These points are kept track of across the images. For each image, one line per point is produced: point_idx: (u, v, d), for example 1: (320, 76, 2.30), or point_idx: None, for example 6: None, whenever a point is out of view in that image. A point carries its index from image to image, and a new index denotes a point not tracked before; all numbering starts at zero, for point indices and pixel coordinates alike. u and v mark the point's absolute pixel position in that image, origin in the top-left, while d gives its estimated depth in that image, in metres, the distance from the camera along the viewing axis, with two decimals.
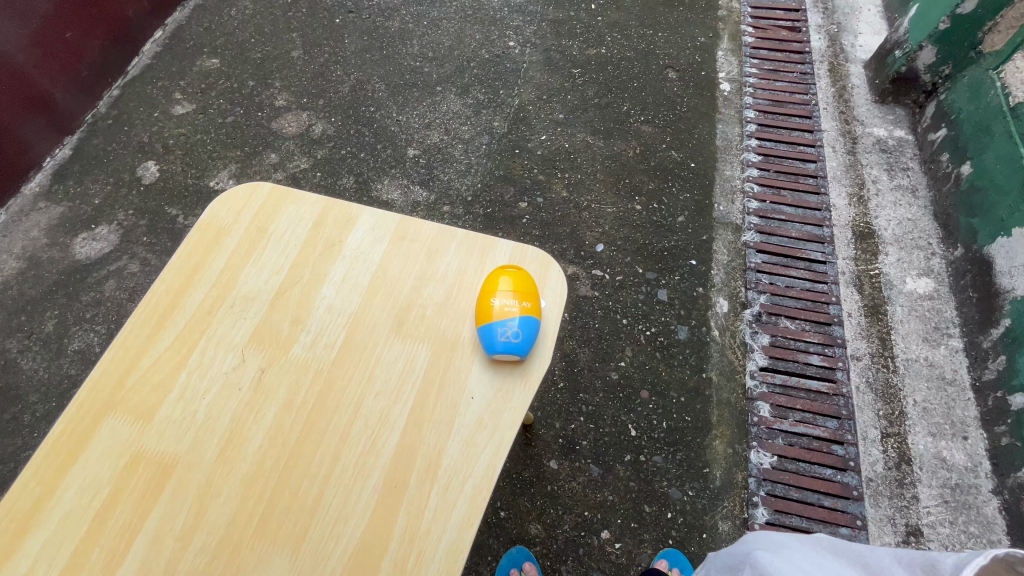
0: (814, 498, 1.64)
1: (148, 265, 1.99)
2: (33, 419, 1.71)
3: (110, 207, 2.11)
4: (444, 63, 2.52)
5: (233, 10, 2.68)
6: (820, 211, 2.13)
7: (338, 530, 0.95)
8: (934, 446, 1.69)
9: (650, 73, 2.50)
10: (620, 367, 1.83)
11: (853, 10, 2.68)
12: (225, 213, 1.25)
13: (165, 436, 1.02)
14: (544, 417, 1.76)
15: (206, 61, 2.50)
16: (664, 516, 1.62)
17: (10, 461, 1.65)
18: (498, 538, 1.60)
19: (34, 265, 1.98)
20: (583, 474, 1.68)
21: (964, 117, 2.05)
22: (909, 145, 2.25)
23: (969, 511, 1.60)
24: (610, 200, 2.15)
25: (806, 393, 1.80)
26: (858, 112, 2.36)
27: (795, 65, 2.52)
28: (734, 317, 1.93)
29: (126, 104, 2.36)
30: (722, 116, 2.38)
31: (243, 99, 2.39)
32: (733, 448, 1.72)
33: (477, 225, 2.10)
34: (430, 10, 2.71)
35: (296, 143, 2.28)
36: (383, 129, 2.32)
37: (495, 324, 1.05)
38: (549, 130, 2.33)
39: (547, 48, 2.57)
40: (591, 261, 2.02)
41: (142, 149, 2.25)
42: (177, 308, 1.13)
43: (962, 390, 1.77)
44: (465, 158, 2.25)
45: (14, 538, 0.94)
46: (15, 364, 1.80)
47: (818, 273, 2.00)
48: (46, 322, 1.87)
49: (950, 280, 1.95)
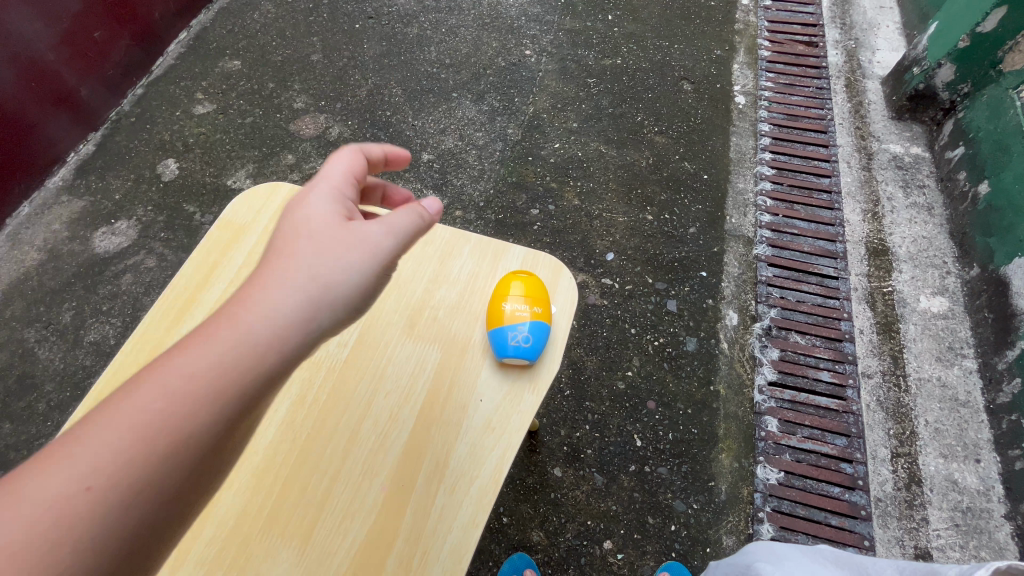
0: (820, 516, 1.62)
1: (164, 261, 2.03)
2: (47, 408, 1.75)
3: (130, 203, 2.15)
4: (460, 70, 2.55)
5: (256, 14, 2.74)
6: (833, 227, 2.12)
7: (345, 526, 0.96)
8: (945, 468, 1.67)
9: (665, 84, 2.51)
10: (627, 376, 1.83)
11: (871, 26, 2.67)
12: (245, 212, 1.27)
13: None
14: (549, 424, 1.76)
15: (228, 62, 2.56)
16: (667, 528, 1.61)
17: (24, 448, 1.69)
18: (498, 545, 1.60)
19: (54, 257, 2.03)
20: (587, 482, 1.67)
21: (983, 136, 2.03)
22: (925, 163, 2.24)
23: (980, 536, 1.57)
24: (622, 209, 2.16)
25: (815, 409, 1.78)
26: (873, 128, 2.35)
27: (812, 80, 2.52)
28: (743, 330, 1.92)
29: (149, 103, 2.42)
30: (736, 128, 2.38)
31: (263, 101, 2.44)
32: (740, 463, 1.70)
33: (488, 230, 2.11)
34: (449, 17, 2.75)
35: (313, 145, 2.32)
36: (398, 133, 2.36)
37: (505, 328, 1.06)
38: (561, 139, 2.35)
39: (563, 57, 2.60)
40: (600, 270, 2.03)
41: (163, 147, 2.30)
42: (196, 303, 1.16)
43: (975, 412, 1.75)
44: (479, 164, 2.27)
45: None
46: (32, 354, 1.84)
47: (830, 288, 1.99)
48: (64, 313, 1.91)
49: (965, 300, 1.93)
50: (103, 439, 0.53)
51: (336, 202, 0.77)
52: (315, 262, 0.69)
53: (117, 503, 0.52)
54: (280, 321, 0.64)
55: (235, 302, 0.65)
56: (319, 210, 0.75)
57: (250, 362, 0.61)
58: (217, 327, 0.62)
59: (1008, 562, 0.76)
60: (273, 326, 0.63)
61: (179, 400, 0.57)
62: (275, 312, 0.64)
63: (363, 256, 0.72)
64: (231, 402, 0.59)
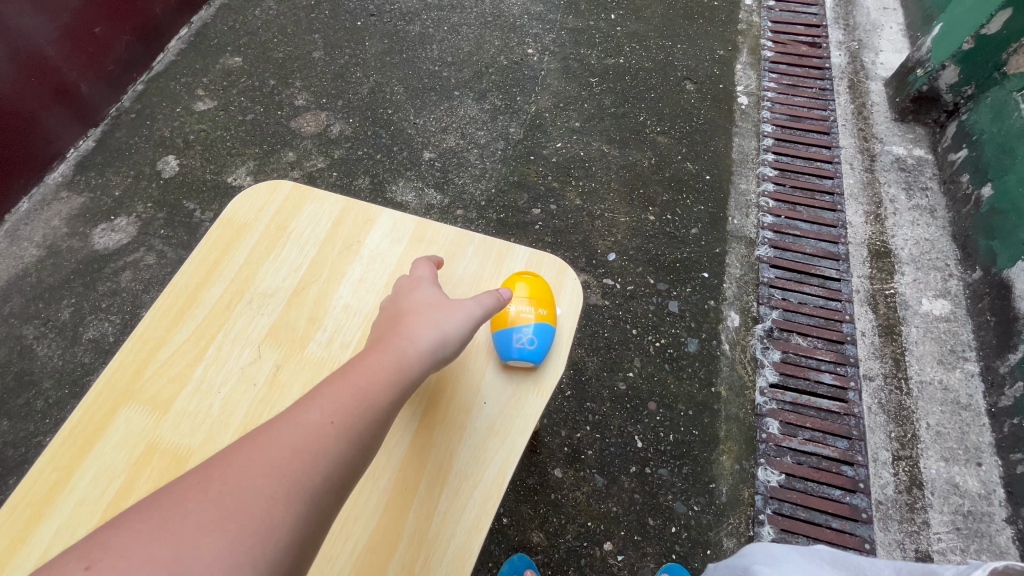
0: (821, 519, 1.62)
1: (164, 258, 2.02)
2: (45, 405, 1.74)
3: (129, 200, 2.14)
4: (462, 68, 2.54)
5: (257, 11, 2.72)
6: (835, 228, 2.11)
7: (347, 529, 0.94)
8: (946, 472, 1.66)
9: (668, 84, 2.50)
10: (628, 377, 1.82)
11: (875, 28, 2.67)
12: (247, 210, 1.26)
13: (179, 427, 1.03)
14: (550, 425, 1.75)
15: (229, 59, 2.54)
16: (667, 530, 1.60)
17: (22, 445, 1.68)
18: (498, 545, 1.59)
19: (53, 253, 2.02)
20: (587, 483, 1.67)
21: (987, 138, 2.03)
22: (928, 165, 2.23)
23: (980, 540, 1.56)
24: (624, 209, 2.15)
25: (816, 412, 1.78)
26: (876, 130, 2.34)
27: (815, 81, 2.51)
28: (745, 331, 1.91)
29: (149, 99, 2.40)
30: (739, 129, 2.37)
31: (264, 98, 2.43)
32: (741, 465, 1.70)
33: (489, 229, 2.10)
34: (451, 16, 2.73)
35: (314, 143, 2.31)
36: (400, 132, 2.34)
37: (510, 331, 1.05)
38: (564, 138, 2.34)
39: (566, 56, 2.58)
40: (602, 270, 2.02)
41: (163, 143, 2.29)
42: (196, 302, 1.15)
43: (976, 416, 1.74)
44: (480, 163, 2.26)
45: (27, 526, 0.94)
46: (31, 350, 1.83)
47: (832, 290, 1.98)
48: (63, 310, 1.90)
49: (967, 303, 1.92)
50: (318, 415, 0.70)
51: (437, 282, 0.97)
52: (440, 313, 0.87)
53: (335, 460, 0.68)
54: (420, 352, 0.82)
55: (388, 338, 0.83)
56: (432, 284, 0.96)
57: (406, 375, 0.79)
58: (379, 353, 0.80)
59: (1007, 562, 0.75)
60: (420, 353, 0.82)
61: (363, 397, 0.74)
62: (419, 341, 0.83)
63: (479, 307, 0.90)
64: (397, 401, 0.77)
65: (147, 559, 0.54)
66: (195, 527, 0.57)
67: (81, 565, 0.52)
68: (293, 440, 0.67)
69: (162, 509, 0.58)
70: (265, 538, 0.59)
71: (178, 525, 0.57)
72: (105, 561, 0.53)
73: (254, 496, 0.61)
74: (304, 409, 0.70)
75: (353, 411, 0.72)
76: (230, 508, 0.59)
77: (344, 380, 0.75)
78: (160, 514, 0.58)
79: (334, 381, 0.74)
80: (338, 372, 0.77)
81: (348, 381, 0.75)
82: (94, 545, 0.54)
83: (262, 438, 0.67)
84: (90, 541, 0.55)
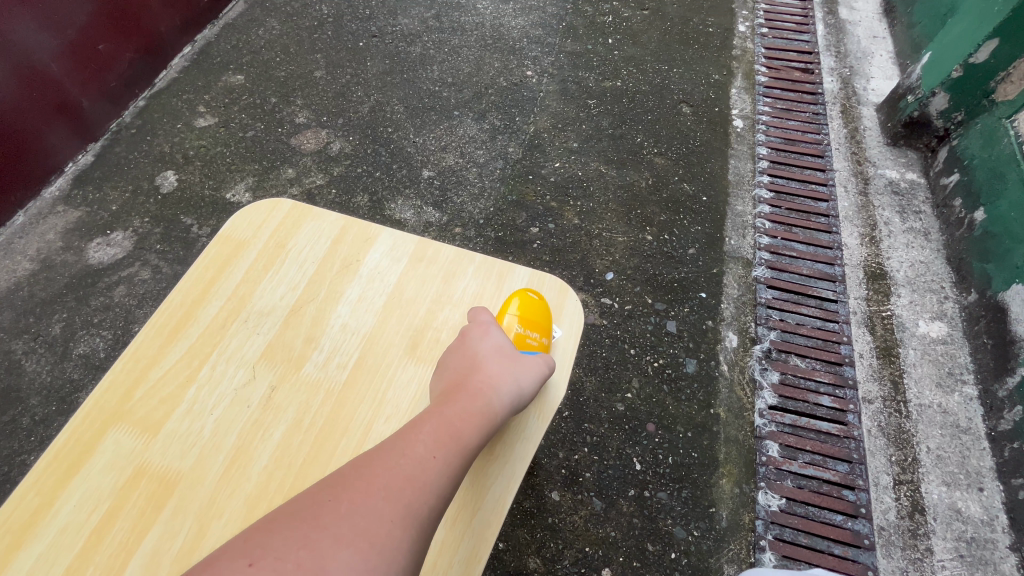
0: (823, 545, 1.59)
1: (159, 272, 2.00)
2: (31, 422, 1.69)
3: (126, 214, 2.13)
4: (462, 89, 2.57)
5: (261, 30, 2.76)
6: (831, 250, 2.13)
7: None
8: (948, 497, 1.64)
9: (664, 107, 2.54)
10: (627, 398, 1.80)
11: (865, 55, 2.73)
12: (245, 227, 1.25)
13: (169, 450, 1.00)
14: (548, 446, 1.72)
15: (231, 76, 2.57)
16: (667, 556, 1.57)
17: (5, 464, 1.63)
18: (495, 571, 1.55)
19: (47, 267, 2.00)
20: (585, 507, 1.63)
21: (978, 163, 2.06)
22: (921, 189, 2.26)
23: (985, 568, 1.54)
24: (621, 229, 2.16)
25: (816, 434, 1.76)
26: (869, 154, 2.37)
27: (808, 105, 2.56)
28: (743, 352, 1.90)
29: (150, 114, 2.41)
30: (735, 151, 2.40)
31: (265, 115, 2.45)
32: (741, 489, 1.67)
33: (488, 248, 2.10)
34: (451, 38, 2.78)
35: (314, 160, 2.32)
36: (399, 150, 2.36)
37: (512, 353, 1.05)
38: (562, 158, 2.36)
39: (564, 79, 2.63)
40: (599, 289, 2.02)
41: (162, 159, 2.29)
42: (191, 320, 1.13)
43: (976, 440, 1.73)
44: (479, 182, 2.27)
45: (7, 551, 0.91)
46: (19, 366, 1.79)
47: (829, 311, 1.99)
48: (54, 325, 1.87)
49: (964, 325, 1.93)
50: (424, 450, 0.79)
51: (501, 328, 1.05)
52: (511, 367, 0.97)
53: (439, 491, 0.77)
54: (502, 402, 0.92)
55: (469, 384, 0.93)
56: (499, 330, 1.04)
57: (491, 420, 0.89)
58: (463, 400, 0.89)
59: None
60: (502, 402, 0.92)
61: (457, 437, 0.83)
62: (502, 391, 0.93)
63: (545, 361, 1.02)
64: (483, 441, 0.86)
65: (298, 564, 0.64)
66: (333, 539, 0.67)
67: (245, 561, 0.64)
68: (403, 471, 0.76)
69: (304, 521, 0.69)
70: (387, 553, 0.68)
71: (320, 535, 0.67)
72: (266, 560, 0.64)
73: (377, 517, 0.70)
74: (412, 443, 0.80)
75: (452, 449, 0.81)
76: (360, 526, 0.69)
77: (442, 419, 0.85)
78: (305, 525, 0.68)
79: (433, 421, 0.84)
80: (435, 410, 0.87)
81: (446, 421, 0.85)
82: (255, 546, 0.66)
83: (378, 464, 0.77)
84: (249, 541, 0.66)
